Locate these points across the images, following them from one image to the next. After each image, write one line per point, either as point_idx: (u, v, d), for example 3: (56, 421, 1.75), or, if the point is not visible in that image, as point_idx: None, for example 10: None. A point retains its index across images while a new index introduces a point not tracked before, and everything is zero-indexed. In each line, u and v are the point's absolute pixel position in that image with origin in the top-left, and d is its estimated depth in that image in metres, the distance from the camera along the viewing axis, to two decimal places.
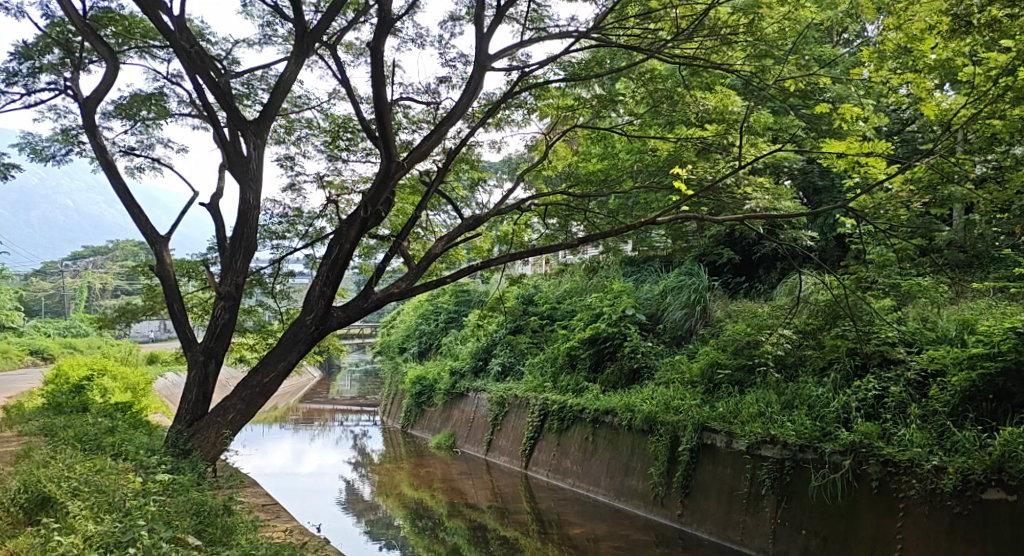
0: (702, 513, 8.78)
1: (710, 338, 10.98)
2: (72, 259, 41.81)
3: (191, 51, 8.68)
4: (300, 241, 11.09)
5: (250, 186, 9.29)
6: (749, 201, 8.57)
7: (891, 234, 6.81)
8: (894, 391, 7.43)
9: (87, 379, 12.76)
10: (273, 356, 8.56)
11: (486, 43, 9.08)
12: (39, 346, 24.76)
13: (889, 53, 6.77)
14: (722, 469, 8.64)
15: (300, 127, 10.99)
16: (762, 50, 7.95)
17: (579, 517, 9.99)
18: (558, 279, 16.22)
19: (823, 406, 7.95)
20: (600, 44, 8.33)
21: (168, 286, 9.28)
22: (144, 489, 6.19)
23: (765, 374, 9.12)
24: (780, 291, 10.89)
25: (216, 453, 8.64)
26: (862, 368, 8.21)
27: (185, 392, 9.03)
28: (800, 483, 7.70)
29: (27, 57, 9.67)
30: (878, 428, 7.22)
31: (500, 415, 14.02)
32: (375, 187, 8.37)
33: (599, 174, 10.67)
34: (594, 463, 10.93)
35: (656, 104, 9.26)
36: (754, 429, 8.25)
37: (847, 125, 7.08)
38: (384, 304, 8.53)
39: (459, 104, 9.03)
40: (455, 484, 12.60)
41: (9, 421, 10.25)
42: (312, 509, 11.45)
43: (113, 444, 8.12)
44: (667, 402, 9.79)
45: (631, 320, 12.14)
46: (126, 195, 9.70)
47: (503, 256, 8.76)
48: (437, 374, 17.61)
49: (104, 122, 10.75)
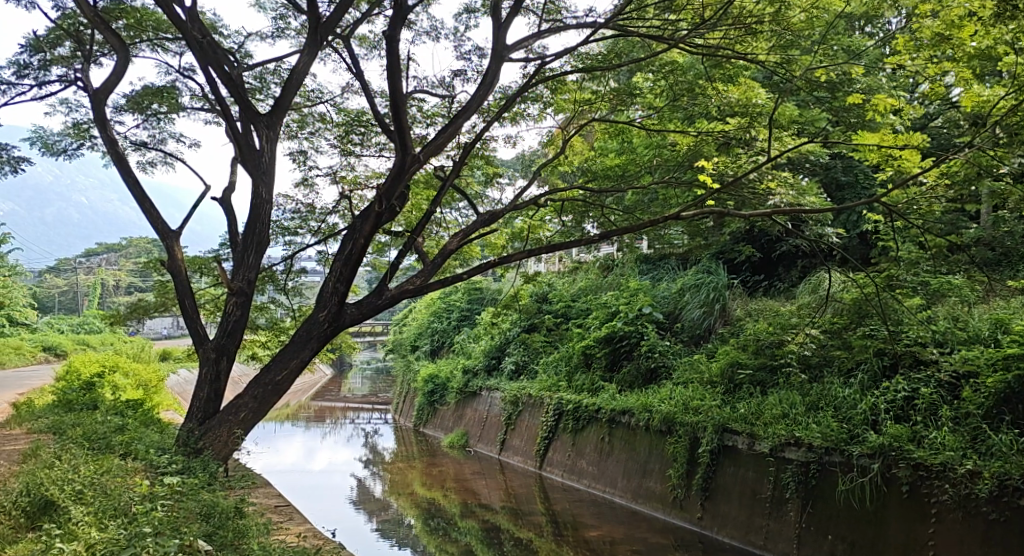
0: (723, 516, 8.58)
1: (730, 338, 10.73)
2: (87, 256, 42.05)
3: (203, 41, 8.51)
4: (313, 237, 10.96)
5: (263, 180, 9.11)
6: (773, 196, 8.36)
7: (925, 230, 6.55)
8: (924, 392, 7.19)
9: (98, 376, 12.64)
10: (285, 354, 8.40)
11: (503, 35, 8.88)
12: (52, 343, 24.77)
13: (926, 40, 6.47)
14: (744, 472, 8.42)
15: (313, 122, 10.84)
16: (788, 41, 7.74)
17: (596, 518, 9.80)
18: (572, 277, 15.99)
19: (849, 408, 7.71)
20: (619, 35, 8.15)
21: (179, 281, 9.11)
22: (152, 491, 6.06)
23: (788, 373, 8.89)
24: (803, 289, 10.59)
25: (227, 452, 8.48)
26: (891, 369, 7.95)
27: (196, 389, 8.88)
28: (826, 487, 7.47)
29: (37, 49, 9.56)
30: (909, 431, 6.98)
31: (513, 414, 13.84)
32: (390, 181, 8.15)
33: (616, 169, 10.43)
34: (611, 464, 10.74)
35: (676, 96, 9.05)
36: (778, 430, 8.02)
37: (880, 117, 6.79)
38: (398, 300, 8.36)
39: (475, 97, 8.83)
40: (467, 484, 12.42)
41: (20, 417, 10.16)
42: (324, 508, 11.29)
43: (123, 443, 8.00)
44: (687, 402, 9.58)
45: (649, 318, 11.89)
46: (137, 189, 9.56)
47: (519, 252, 8.51)
48: (449, 372, 17.41)
49: (116, 116, 10.64)
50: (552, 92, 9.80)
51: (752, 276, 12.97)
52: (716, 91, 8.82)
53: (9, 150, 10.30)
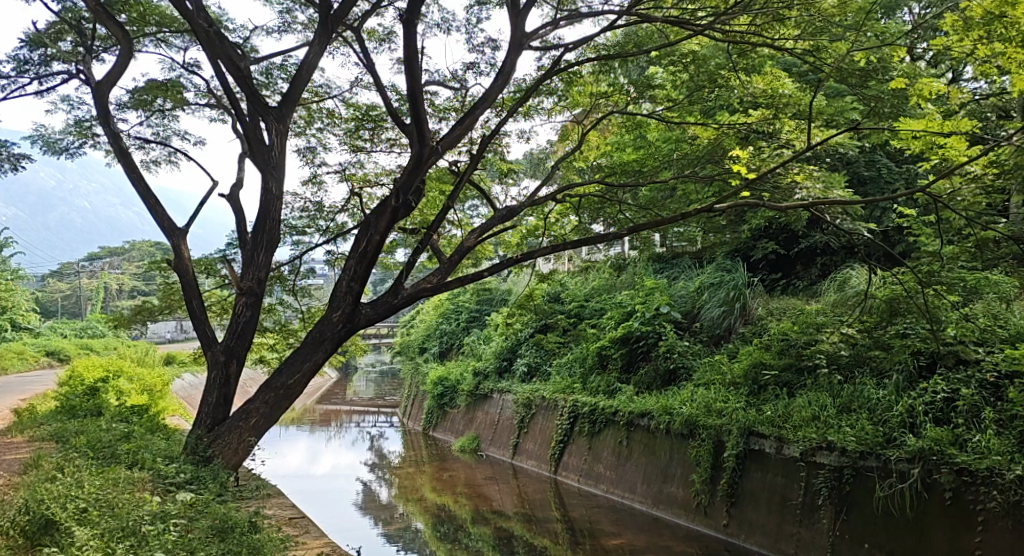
0: (751, 524, 8.26)
1: (753, 338, 10.40)
2: (89, 260, 41.72)
3: (210, 31, 8.19)
4: (321, 237, 10.66)
5: (273, 175, 8.83)
6: (800, 189, 7.90)
7: (972, 223, 6.20)
8: (965, 394, 6.86)
9: (102, 380, 12.29)
10: (296, 357, 8.11)
11: (521, 23, 8.61)
12: (55, 348, 24.53)
13: (979, 19, 6.09)
14: (773, 477, 8.09)
15: (321, 118, 10.56)
16: (819, 28, 7.45)
17: (615, 525, 9.49)
18: (584, 276, 15.35)
19: (885, 410, 7.38)
20: (640, 23, 7.86)
21: (187, 281, 8.81)
22: (161, 509, 5.76)
23: (816, 373, 8.58)
24: (829, 287, 10.27)
25: (238, 460, 8.20)
26: (927, 369, 7.64)
27: (205, 394, 8.59)
28: (862, 492, 7.16)
29: (38, 44, 9.27)
30: (950, 434, 6.66)
31: (526, 417, 13.51)
32: (408, 173, 7.86)
33: (633, 165, 9.87)
34: (630, 469, 10.42)
35: (698, 87, 8.77)
36: (809, 434, 7.70)
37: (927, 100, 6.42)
38: (415, 300, 8.07)
39: (493, 87, 8.54)
40: (480, 489, 12.10)
41: (21, 424, 9.85)
42: (333, 514, 11.01)
43: (129, 452, 7.69)
44: (709, 404, 9.25)
45: (666, 318, 11.58)
46: (142, 187, 9.27)
47: (539, 249, 8.20)
48: (459, 374, 17.13)
49: (119, 113, 10.35)
50: (566, 84, 9.45)
51: (770, 274, 12.65)
52: (739, 81, 8.51)
53: (10, 147, 10.03)
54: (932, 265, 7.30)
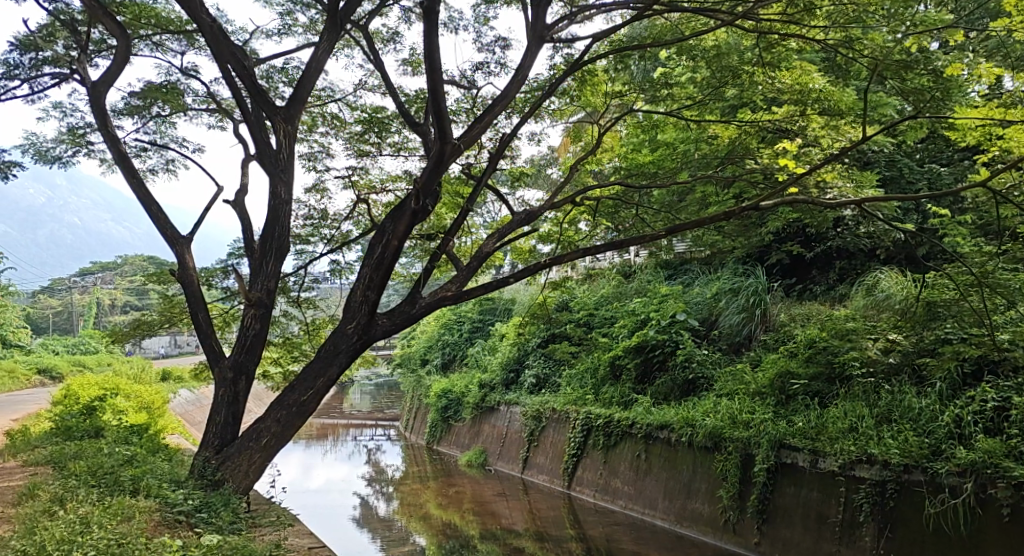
0: (785, 541, 7.86)
1: (777, 345, 10.03)
2: (82, 275, 41.18)
3: (216, 29, 7.82)
4: (325, 246, 10.27)
5: (280, 179, 8.45)
6: (830, 190, 7.61)
7: None
8: (1017, 402, 6.53)
9: (98, 398, 11.79)
10: (309, 372, 7.71)
11: (539, 17, 8.28)
12: (47, 366, 23.94)
13: None
14: (808, 492, 7.70)
15: (325, 121, 10.22)
16: (852, 17, 7.10)
17: (636, 544, 9.06)
18: (593, 284, 15.02)
19: (929, 421, 7.05)
20: (664, 13, 7.45)
21: (191, 292, 8.40)
22: (180, 548, 5.33)
23: (849, 381, 8.22)
24: (856, 291, 9.92)
25: (249, 483, 7.79)
26: (973, 377, 7.31)
27: (212, 413, 8.17)
28: (907, 509, 6.79)
29: (29, 47, 8.88)
30: (1005, 445, 6.31)
31: (537, 430, 13.10)
32: (427, 173, 7.41)
33: (650, 165, 9.55)
34: (650, 484, 10.00)
35: (720, 83, 8.27)
36: (846, 446, 7.34)
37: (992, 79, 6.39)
38: (432, 309, 7.69)
39: (509, 86, 8.20)
40: (491, 506, 11.67)
41: (14, 447, 9.37)
42: (338, 532, 10.48)
43: (133, 477, 7.22)
44: (734, 415, 8.87)
45: (684, 325, 11.20)
46: (140, 195, 8.85)
47: (563, 253, 7.79)
48: (465, 386, 16.69)
49: (113, 119, 9.95)
50: (580, 84, 9.02)
51: (786, 279, 12.29)
52: (766, 77, 8.12)
53: None
54: (985, 265, 6.93)
